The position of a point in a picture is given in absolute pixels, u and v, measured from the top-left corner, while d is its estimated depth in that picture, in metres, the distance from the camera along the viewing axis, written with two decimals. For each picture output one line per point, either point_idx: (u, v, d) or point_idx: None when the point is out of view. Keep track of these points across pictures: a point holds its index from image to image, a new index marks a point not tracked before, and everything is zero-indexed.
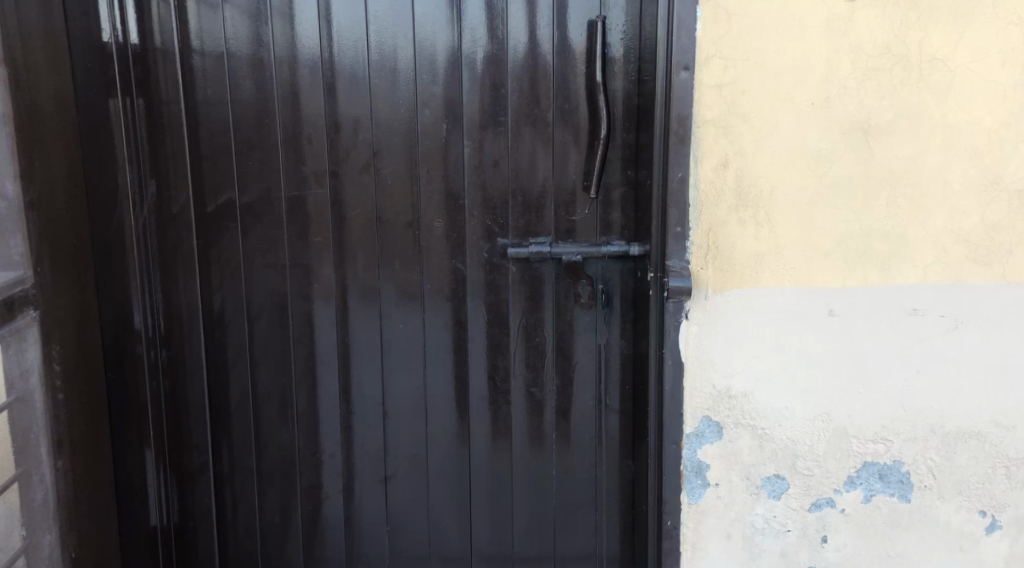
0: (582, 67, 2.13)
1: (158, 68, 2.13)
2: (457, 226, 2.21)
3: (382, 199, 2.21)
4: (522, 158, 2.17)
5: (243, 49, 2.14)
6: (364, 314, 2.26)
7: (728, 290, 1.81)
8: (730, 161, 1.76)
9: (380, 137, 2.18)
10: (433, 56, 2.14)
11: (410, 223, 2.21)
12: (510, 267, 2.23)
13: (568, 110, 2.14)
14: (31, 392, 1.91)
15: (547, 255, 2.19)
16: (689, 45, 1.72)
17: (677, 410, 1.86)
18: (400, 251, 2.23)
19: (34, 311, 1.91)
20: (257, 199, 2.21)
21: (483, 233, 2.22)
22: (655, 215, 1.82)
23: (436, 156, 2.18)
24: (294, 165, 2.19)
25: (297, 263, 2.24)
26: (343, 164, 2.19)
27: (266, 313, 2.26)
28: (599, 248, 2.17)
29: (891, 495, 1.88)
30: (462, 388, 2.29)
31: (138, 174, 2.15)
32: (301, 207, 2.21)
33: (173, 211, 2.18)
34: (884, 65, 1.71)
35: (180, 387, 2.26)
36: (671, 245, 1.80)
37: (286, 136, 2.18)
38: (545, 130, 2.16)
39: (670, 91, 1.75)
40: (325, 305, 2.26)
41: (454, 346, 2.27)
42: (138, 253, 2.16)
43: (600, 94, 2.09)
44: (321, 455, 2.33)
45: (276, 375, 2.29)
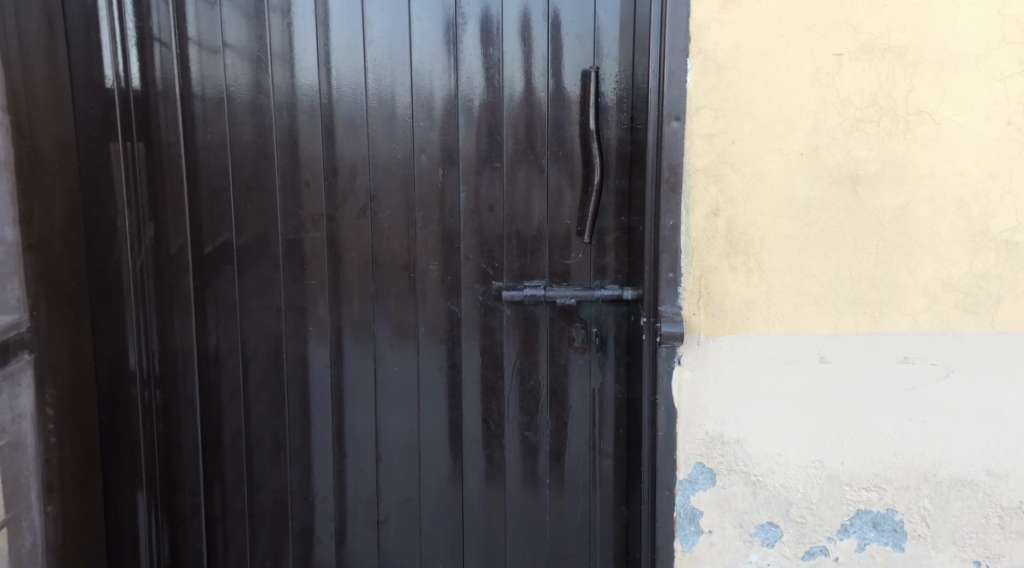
0: (576, 114, 2.16)
1: (159, 112, 2.16)
2: (452, 269, 2.23)
3: (378, 242, 2.22)
4: (517, 203, 2.20)
5: (243, 94, 2.18)
6: (359, 356, 2.27)
7: (719, 336, 1.82)
8: (721, 209, 1.78)
9: (376, 182, 2.20)
10: (430, 101, 2.18)
11: (406, 266, 2.23)
12: (504, 310, 2.24)
13: (562, 156, 2.17)
14: (23, 436, 1.90)
15: (541, 298, 2.21)
16: (680, 96, 1.75)
17: (670, 456, 1.86)
18: (396, 293, 2.24)
19: (29, 355, 1.91)
20: (254, 241, 2.23)
21: (478, 276, 2.23)
22: (647, 261, 1.84)
23: (432, 200, 2.21)
24: (292, 208, 2.22)
25: (293, 305, 2.25)
26: (340, 208, 2.21)
27: (262, 355, 2.27)
28: (592, 292, 2.19)
29: (885, 543, 1.87)
30: (455, 431, 2.29)
31: (137, 217, 2.16)
32: (298, 249, 2.23)
33: (170, 252, 2.20)
34: (871, 116, 1.74)
35: (174, 428, 2.27)
36: (663, 291, 1.81)
37: (284, 179, 2.21)
38: (540, 175, 2.18)
39: (661, 140, 1.77)
40: (321, 347, 2.27)
41: (448, 389, 2.27)
42: (135, 295, 2.17)
43: (594, 141, 2.11)
44: (314, 498, 2.32)
45: (270, 417, 2.29)
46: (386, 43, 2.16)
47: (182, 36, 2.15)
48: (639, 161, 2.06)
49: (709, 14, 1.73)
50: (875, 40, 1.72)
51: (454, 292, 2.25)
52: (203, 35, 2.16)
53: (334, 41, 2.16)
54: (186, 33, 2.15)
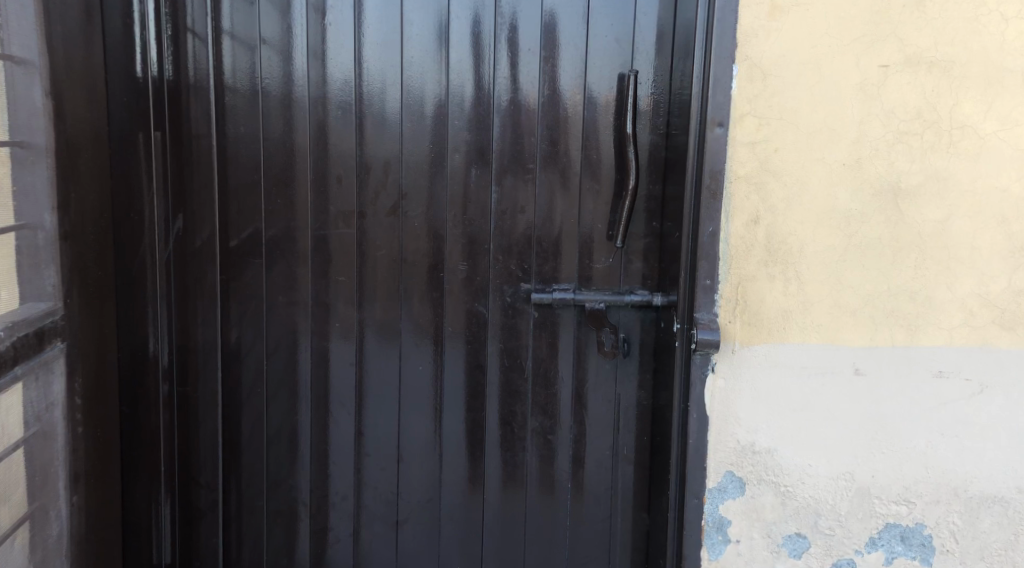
0: (610, 118, 2.12)
1: (190, 104, 2.15)
2: (479, 270, 2.19)
3: (405, 240, 2.19)
4: (547, 205, 2.15)
5: (276, 89, 2.16)
6: (382, 355, 2.23)
7: (755, 345, 1.82)
8: (761, 217, 1.79)
9: (408, 179, 2.18)
10: (461, 100, 2.15)
11: (433, 266, 2.20)
12: (530, 313, 2.19)
13: (592, 160, 2.13)
14: (54, 426, 1.88)
15: (570, 301, 2.15)
16: (724, 102, 1.76)
17: (700, 464, 1.86)
18: (421, 292, 2.21)
19: (62, 343, 1.89)
20: (281, 235, 2.21)
21: (506, 277, 2.18)
22: (684, 267, 1.84)
23: (458, 198, 2.17)
24: (321, 204, 2.20)
25: (317, 301, 2.23)
26: (370, 205, 2.19)
27: (285, 350, 2.24)
28: (621, 297, 2.13)
29: (913, 558, 1.86)
30: (475, 432, 2.24)
31: (165, 209, 2.14)
32: (325, 245, 2.21)
33: (196, 244, 2.18)
34: (915, 129, 1.74)
35: (191, 423, 2.24)
36: (700, 296, 1.82)
37: (313, 175, 2.19)
38: (571, 177, 2.14)
39: (704, 146, 1.78)
40: (343, 344, 2.23)
41: (470, 390, 2.23)
42: (159, 289, 2.15)
43: (630, 145, 2.07)
44: (332, 497, 2.30)
45: (290, 413, 2.26)
46: (422, 42, 2.14)
47: (216, 28, 2.14)
48: (675, 167, 2.02)
49: (757, 21, 1.74)
50: (922, 53, 1.72)
51: (480, 292, 2.20)
52: (238, 28, 2.14)
53: (369, 38, 2.14)
54: (220, 26, 2.14)
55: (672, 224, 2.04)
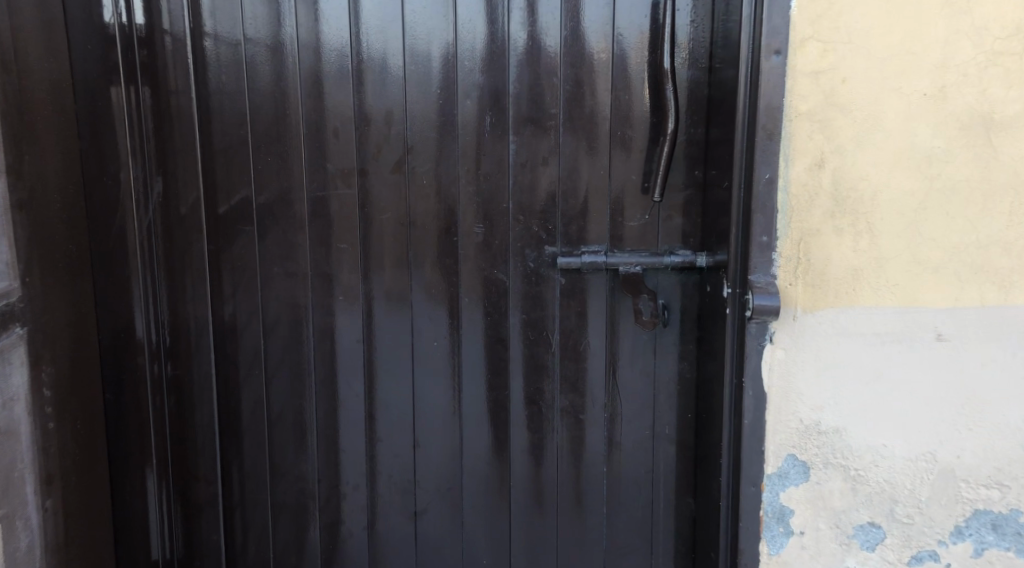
0: (645, 54, 1.85)
1: (167, 53, 1.90)
2: (497, 232, 1.94)
3: (414, 200, 1.94)
4: (573, 155, 1.89)
5: (263, 33, 1.90)
6: (393, 330, 1.99)
7: (819, 310, 1.58)
8: (826, 160, 1.53)
9: (414, 132, 1.92)
10: (473, 40, 1.88)
11: (445, 230, 1.95)
12: (557, 280, 1.94)
13: (625, 104, 1.87)
14: (17, 423, 1.65)
15: (602, 266, 1.89)
16: (781, 25, 1.50)
17: (757, 447, 1.62)
18: (433, 260, 1.96)
19: (22, 328, 1.66)
20: (276, 198, 1.96)
21: (529, 240, 1.93)
22: (736, 223, 1.60)
23: (471, 152, 1.92)
24: (317, 162, 1.94)
25: (319, 272, 1.98)
26: (373, 162, 1.94)
27: (284, 327, 2.01)
28: (661, 258, 1.86)
29: (1006, 548, 1.62)
30: (500, 414, 2.00)
31: (143, 171, 1.91)
32: (324, 208, 1.95)
33: (182, 211, 1.94)
34: (1011, 49, 1.48)
35: (186, 409, 2.01)
36: (754, 255, 1.57)
37: (309, 129, 1.93)
38: (599, 124, 1.88)
39: (758, 79, 1.53)
40: (349, 319, 1.99)
41: (491, 366, 1.98)
42: (140, 260, 1.93)
43: (669, 83, 1.80)
44: (343, 487, 2.06)
45: (293, 395, 2.03)
46: None
47: None
48: (721, 106, 1.75)
49: None
50: None
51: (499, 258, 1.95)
52: None
53: None
54: None
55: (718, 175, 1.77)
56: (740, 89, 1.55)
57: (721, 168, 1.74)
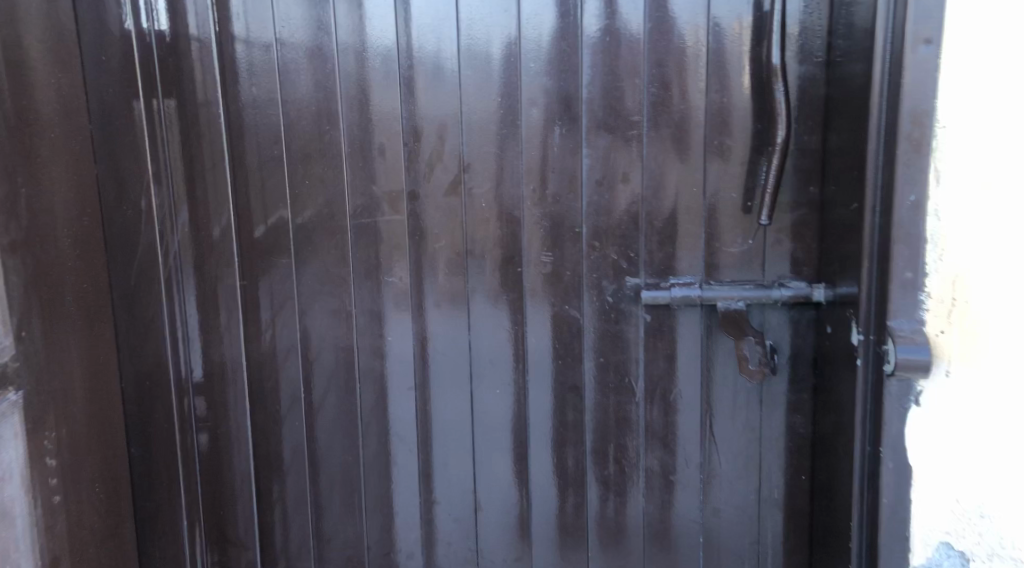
0: (747, 48, 1.54)
1: (192, 61, 1.67)
2: (570, 262, 1.65)
3: (473, 226, 1.66)
4: (659, 170, 1.59)
5: (299, 37, 1.65)
6: (451, 377, 1.72)
7: (983, 365, 1.25)
8: (991, 177, 1.22)
9: (471, 145, 1.65)
10: (540, 37, 1.60)
11: (509, 260, 1.66)
12: (641, 317, 1.64)
13: (722, 108, 1.56)
14: (9, 503, 1.41)
15: (696, 301, 1.58)
16: (933, 7, 1.19)
17: (899, 534, 1.31)
18: (496, 295, 1.68)
19: (14, 393, 1.42)
20: (316, 223, 1.70)
21: (608, 271, 1.64)
22: (868, 255, 1.29)
23: (538, 169, 1.63)
24: (362, 183, 1.68)
25: (366, 310, 1.72)
26: (425, 181, 1.66)
27: (327, 372, 1.74)
28: (768, 293, 1.56)
29: None
30: (575, 473, 1.72)
31: (169, 195, 1.69)
32: (371, 236, 1.69)
33: (213, 236, 1.71)
34: None
35: (221, 462, 1.79)
36: (893, 295, 1.26)
37: (352, 145, 1.67)
38: (692, 132, 1.58)
39: (901, 76, 1.22)
40: (401, 363, 1.73)
41: (563, 418, 1.70)
42: (167, 296, 1.71)
43: (779, 82, 1.49)
44: (395, 555, 1.80)
45: (339, 450, 1.77)
46: None
47: None
48: (845, 109, 1.43)
49: None
50: None
51: (571, 290, 1.67)
52: None
53: None
54: None
55: (843, 193, 1.44)
56: (875, 89, 1.25)
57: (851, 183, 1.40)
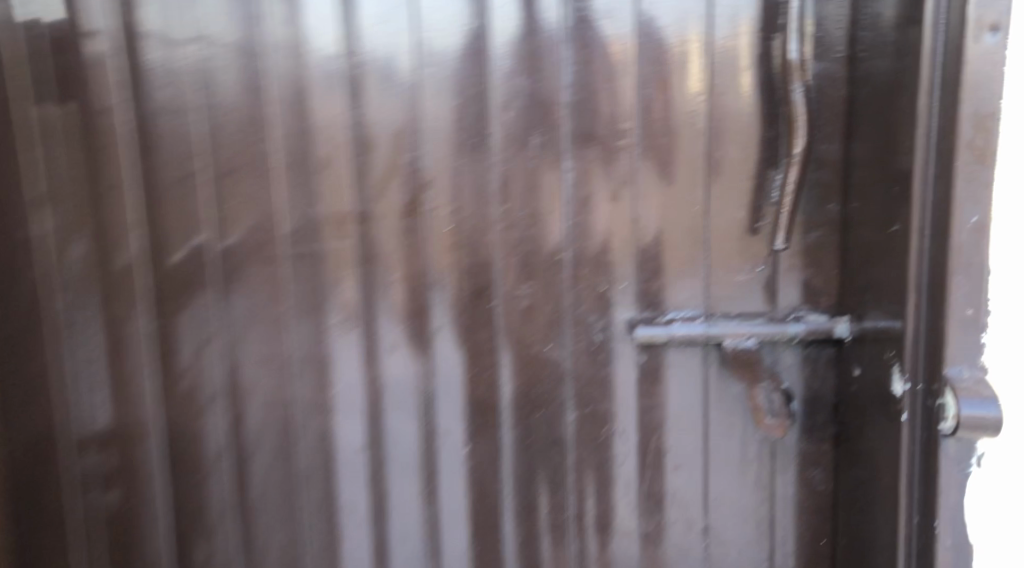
0: (764, 39, 1.28)
1: (89, 54, 1.34)
2: (552, 296, 1.36)
3: (434, 255, 1.36)
4: (656, 185, 1.32)
5: (219, 22, 1.33)
6: (411, 436, 1.41)
7: None
8: None
9: (430, 156, 1.34)
10: (514, 25, 1.30)
11: (476, 294, 1.36)
12: (634, 360, 1.37)
13: (732, 111, 1.30)
14: None
15: (700, 340, 1.33)
16: None
17: None
18: (463, 338, 1.38)
19: None
20: (245, 251, 1.38)
21: (596, 305, 1.35)
22: (916, 288, 1.08)
23: (512, 185, 1.34)
24: (299, 204, 1.36)
25: (307, 357, 1.40)
26: (376, 201, 1.35)
27: (258, 434, 1.42)
28: (784, 328, 1.32)
29: None
30: (561, 549, 1.42)
31: (64, 219, 1.38)
32: (310, 269, 1.38)
33: (120, 266, 1.39)
34: None
35: (131, 542, 1.46)
36: (950, 337, 1.05)
37: (287, 158, 1.35)
38: (698, 140, 1.31)
39: (959, 71, 1.01)
40: (349, 421, 1.41)
41: (549, 483, 1.40)
42: (60, 342, 1.41)
43: (797, 84, 1.25)
44: None
45: (275, 526, 1.45)
46: None
47: None
48: (879, 111, 1.20)
49: None
50: None
51: (548, 330, 1.37)
52: None
53: None
54: None
55: (877, 213, 1.21)
56: (921, 88, 1.04)
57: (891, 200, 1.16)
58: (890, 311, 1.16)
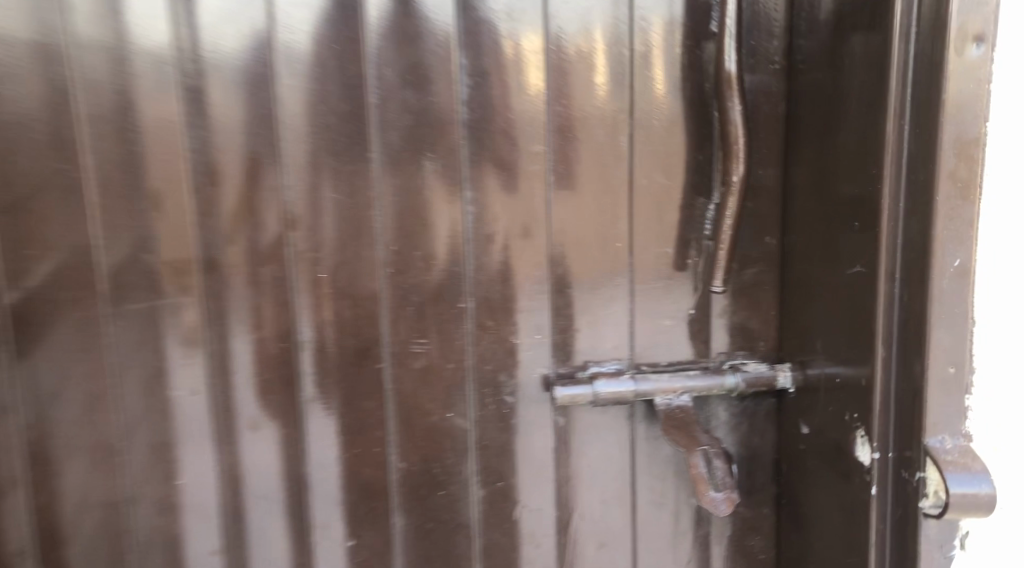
0: (694, 48, 1.09)
1: None
2: (453, 354, 1.12)
3: (305, 308, 1.09)
4: (573, 219, 1.11)
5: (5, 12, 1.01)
6: (280, 531, 1.14)
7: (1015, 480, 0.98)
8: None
9: (296, 186, 1.07)
10: (398, 26, 1.06)
11: (359, 355, 1.11)
12: (551, 424, 1.15)
13: (659, 131, 1.11)
14: None
15: (629, 398, 1.13)
16: None
17: None
18: (343, 408, 1.12)
19: None
20: (50, 310, 1.06)
21: (505, 362, 1.13)
22: (885, 342, 0.92)
23: (400, 221, 1.09)
24: (124, 248, 1.06)
25: (141, 441, 1.10)
26: (227, 243, 1.07)
27: (77, 540, 1.11)
28: (722, 380, 1.15)
29: None
30: None
31: None
32: (142, 330, 1.08)
33: None
34: None
35: None
36: (931, 402, 0.89)
37: (106, 190, 1.05)
38: (620, 165, 1.11)
39: (938, 89, 0.85)
40: (199, 516, 1.13)
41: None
42: None
43: (734, 99, 1.07)
44: None
45: None
46: None
47: None
48: (828, 131, 1.04)
49: None
50: None
51: (448, 394, 1.13)
52: None
53: None
54: None
55: (828, 249, 1.05)
56: (887, 108, 0.89)
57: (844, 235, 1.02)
58: (850, 365, 1.00)
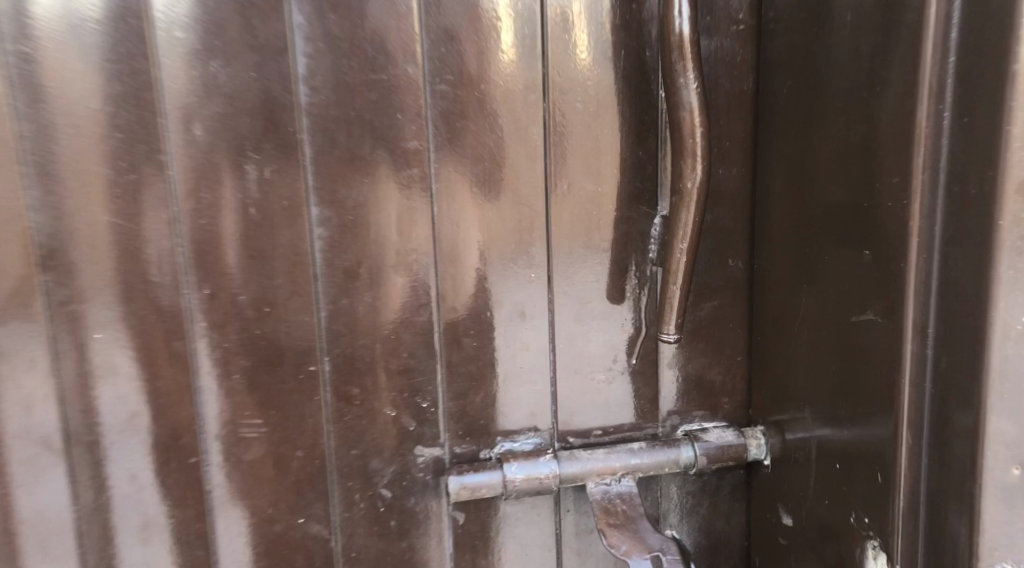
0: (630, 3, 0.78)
1: None
2: (305, 437, 0.80)
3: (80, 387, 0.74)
4: (467, 244, 0.80)
5: None
6: None
7: None
8: None
9: (52, 208, 0.72)
10: None
11: (168, 447, 0.77)
12: (446, 520, 0.85)
13: (585, 120, 0.79)
14: None
15: (549, 486, 0.82)
16: None
17: None
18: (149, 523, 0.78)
19: None
20: None
21: (380, 445, 0.81)
22: (918, 419, 0.65)
23: (218, 254, 0.75)
24: None
25: None
26: None
27: None
28: (674, 455, 0.85)
29: None
30: None
31: None
32: None
33: None
34: None
35: None
36: (987, 522, 0.62)
37: None
38: (532, 169, 0.79)
39: (996, 55, 0.57)
40: None
41: None
42: None
43: (688, 74, 0.75)
44: None
45: None
46: None
47: None
48: (818, 117, 0.74)
49: None
50: None
51: (301, 492, 0.81)
52: None
53: None
54: None
55: (816, 283, 0.76)
56: (921, 91, 0.62)
57: (843, 267, 0.72)
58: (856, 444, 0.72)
